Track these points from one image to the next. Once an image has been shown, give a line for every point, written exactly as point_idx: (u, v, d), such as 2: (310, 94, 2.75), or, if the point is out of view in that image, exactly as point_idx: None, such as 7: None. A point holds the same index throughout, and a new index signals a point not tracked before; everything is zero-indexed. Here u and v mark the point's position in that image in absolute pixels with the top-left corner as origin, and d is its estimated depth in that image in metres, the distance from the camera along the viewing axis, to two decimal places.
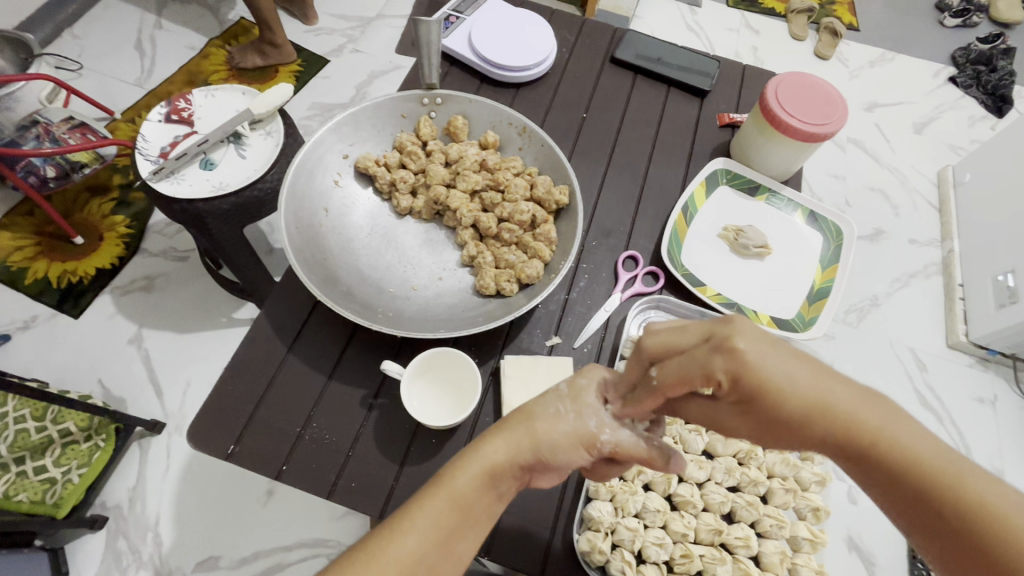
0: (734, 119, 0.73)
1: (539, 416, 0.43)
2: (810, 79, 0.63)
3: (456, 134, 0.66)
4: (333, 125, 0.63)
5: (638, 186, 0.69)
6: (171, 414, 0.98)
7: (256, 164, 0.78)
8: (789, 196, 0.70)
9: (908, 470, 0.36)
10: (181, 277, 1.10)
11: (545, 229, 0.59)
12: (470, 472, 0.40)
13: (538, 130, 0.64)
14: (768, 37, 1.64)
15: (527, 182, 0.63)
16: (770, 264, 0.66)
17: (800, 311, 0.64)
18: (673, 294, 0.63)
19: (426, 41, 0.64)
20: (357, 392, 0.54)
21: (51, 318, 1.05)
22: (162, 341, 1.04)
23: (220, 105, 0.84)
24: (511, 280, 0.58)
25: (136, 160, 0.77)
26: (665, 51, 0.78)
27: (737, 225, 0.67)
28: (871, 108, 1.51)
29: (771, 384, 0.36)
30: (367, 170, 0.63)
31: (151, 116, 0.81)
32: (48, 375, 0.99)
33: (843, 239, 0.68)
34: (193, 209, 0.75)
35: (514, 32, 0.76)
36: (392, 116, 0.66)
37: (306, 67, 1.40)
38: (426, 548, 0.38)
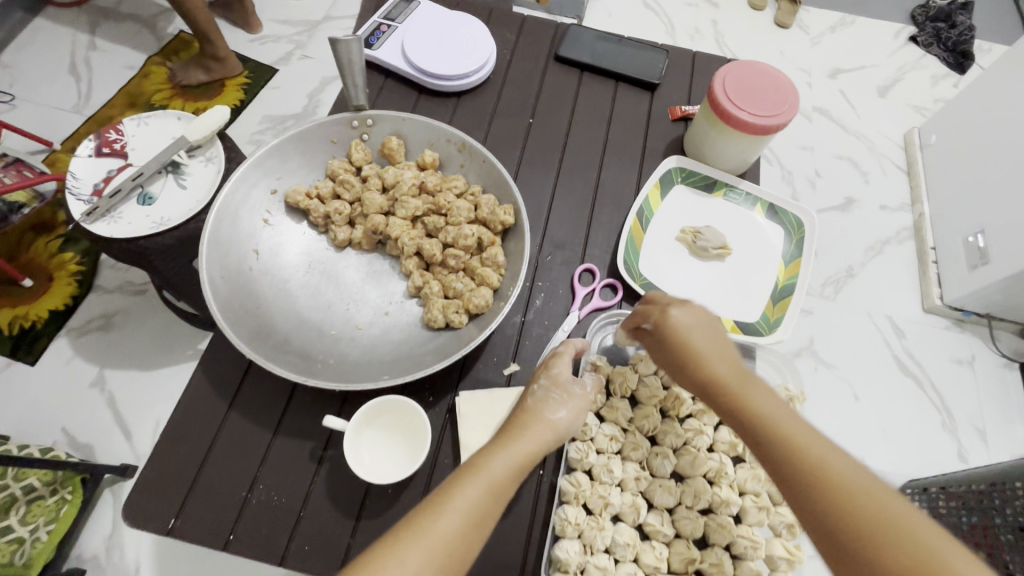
0: (687, 111, 0.70)
1: (548, 411, 0.50)
2: (759, 67, 0.60)
3: (392, 156, 0.64)
4: (256, 159, 0.60)
5: (590, 193, 0.67)
6: (142, 457, 0.95)
7: (198, 195, 0.74)
8: (747, 189, 0.68)
9: (772, 432, 0.44)
10: (140, 312, 1.06)
11: (491, 253, 0.58)
12: (502, 462, 0.45)
13: (477, 146, 0.62)
14: (728, 9, 1.61)
15: (471, 203, 0.61)
16: (731, 264, 0.64)
17: (764, 312, 0.63)
18: (634, 305, 0.62)
19: (348, 61, 0.62)
20: (307, 444, 0.55)
21: (6, 368, 1.00)
22: (126, 381, 1.00)
23: (154, 133, 0.79)
24: (459, 311, 0.56)
25: (68, 202, 0.72)
26: (610, 45, 0.75)
27: (695, 226, 0.65)
28: (834, 75, 1.49)
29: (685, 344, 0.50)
30: (300, 205, 0.61)
31: (79, 152, 0.76)
32: (10, 428, 0.95)
33: (805, 231, 0.66)
34: (134, 247, 0.71)
35: (449, 38, 0.72)
36: (321, 141, 0.64)
37: (254, 78, 1.35)
38: (471, 523, 0.41)
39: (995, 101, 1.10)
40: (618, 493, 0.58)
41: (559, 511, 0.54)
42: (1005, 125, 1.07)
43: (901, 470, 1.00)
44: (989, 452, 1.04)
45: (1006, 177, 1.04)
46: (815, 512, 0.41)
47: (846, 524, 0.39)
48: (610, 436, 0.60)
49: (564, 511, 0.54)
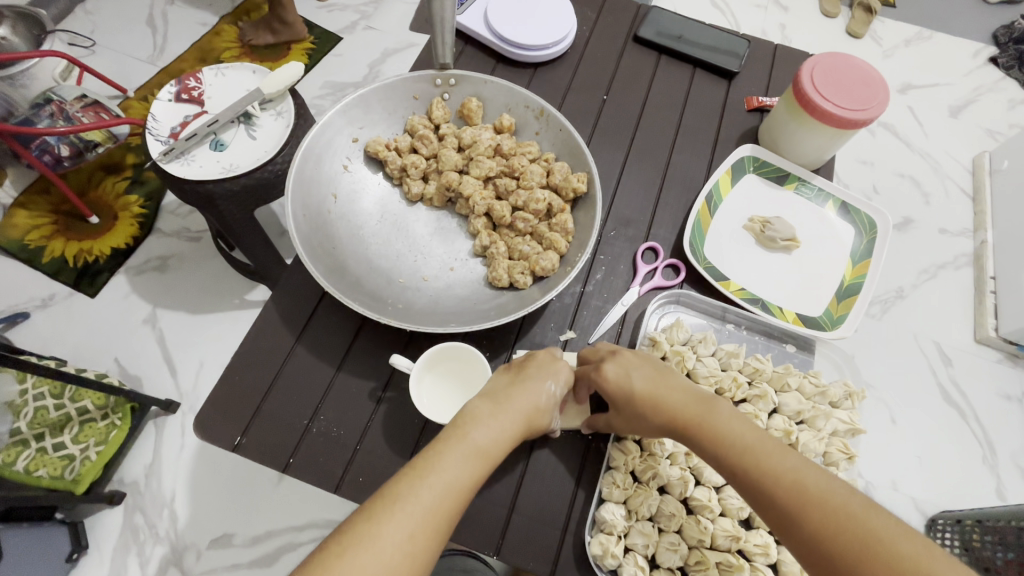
0: (763, 103, 0.70)
1: (527, 395, 0.51)
2: (847, 60, 0.59)
3: (470, 117, 0.66)
4: (342, 107, 0.63)
5: (659, 175, 0.67)
6: (185, 395, 0.99)
7: (267, 146, 0.77)
8: (820, 185, 0.68)
9: (732, 458, 0.47)
10: (195, 258, 1.10)
11: (561, 219, 0.60)
12: (458, 464, 0.45)
13: (556, 114, 0.64)
14: (798, 14, 1.57)
15: (544, 169, 0.63)
16: (798, 257, 0.64)
17: (827, 308, 0.62)
18: (695, 287, 0.63)
19: (439, 19, 0.62)
20: (366, 383, 0.59)
21: (68, 297, 1.06)
22: (176, 322, 1.05)
23: (230, 84, 0.82)
24: (525, 272, 0.59)
25: (147, 141, 0.75)
26: (689, 28, 0.75)
27: (764, 216, 0.65)
28: (904, 90, 1.45)
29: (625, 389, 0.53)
30: (378, 154, 0.64)
31: (160, 96, 0.79)
32: (67, 353, 1.01)
33: (877, 232, 0.65)
34: (204, 190, 0.74)
35: (531, 8, 0.73)
36: (404, 97, 0.67)
37: (319, 44, 1.38)
38: (458, 494, 0.43)
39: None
40: (668, 466, 0.59)
41: (607, 477, 0.57)
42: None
43: (934, 500, 0.97)
44: None
45: None
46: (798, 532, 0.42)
47: (824, 536, 0.41)
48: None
49: (612, 476, 0.57)
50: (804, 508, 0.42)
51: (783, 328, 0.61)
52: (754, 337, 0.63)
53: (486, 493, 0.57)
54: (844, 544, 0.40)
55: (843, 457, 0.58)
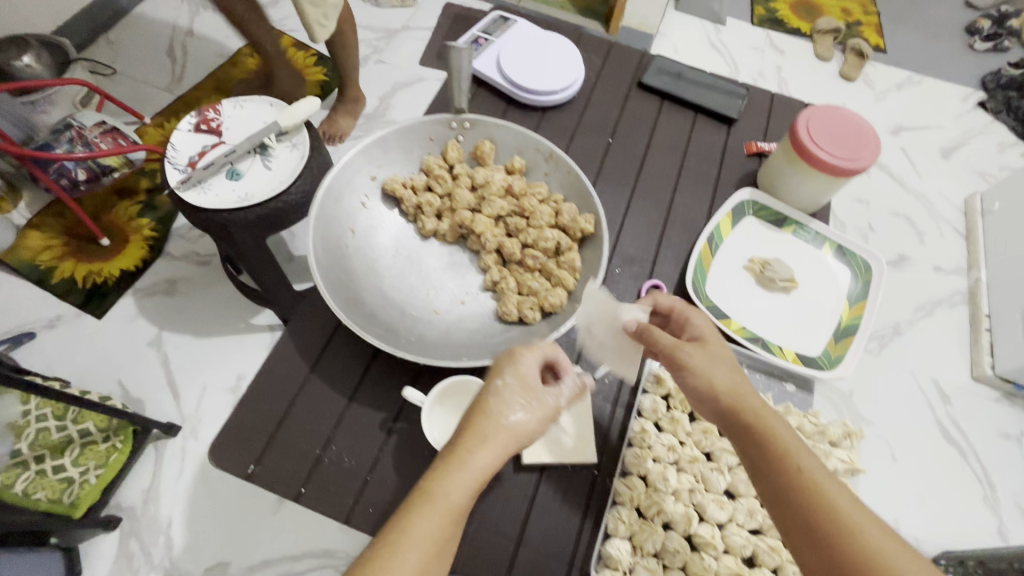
0: (760, 148, 0.82)
1: (507, 418, 0.55)
2: (843, 115, 0.69)
3: (483, 158, 0.77)
4: (363, 148, 0.74)
5: (661, 217, 0.77)
6: (187, 418, 0.99)
7: (282, 176, 0.79)
8: (816, 230, 0.77)
9: (763, 449, 0.53)
10: (202, 282, 1.12)
11: (569, 257, 0.70)
12: (452, 495, 0.49)
13: (563, 157, 0.75)
14: (793, 57, 1.64)
15: (552, 210, 0.73)
16: (796, 297, 0.73)
17: (827, 348, 0.71)
18: (696, 325, 0.70)
19: (456, 66, 0.74)
20: (378, 415, 0.68)
21: (75, 318, 1.07)
22: (181, 344, 1.06)
23: (248, 116, 0.84)
24: (533, 308, 0.68)
25: (165, 170, 0.78)
26: (683, 76, 0.87)
27: (763, 258, 0.74)
28: (897, 132, 1.50)
29: (688, 363, 0.58)
30: (396, 191, 0.75)
31: (180, 126, 0.82)
32: (71, 374, 1.01)
33: (872, 275, 0.75)
34: (218, 219, 0.76)
35: (539, 59, 0.85)
36: (421, 138, 0.78)
37: (332, 77, 1.43)
38: (449, 522, 0.49)
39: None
40: (673, 504, 0.67)
41: (612, 513, 0.65)
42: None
43: (935, 540, 0.96)
44: None
45: None
46: (796, 517, 0.50)
47: (823, 527, 0.48)
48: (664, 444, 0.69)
49: (617, 513, 0.65)
50: (812, 503, 0.49)
51: (784, 366, 0.69)
52: (757, 376, 0.70)
53: (495, 525, 0.65)
54: (835, 539, 0.47)
55: None
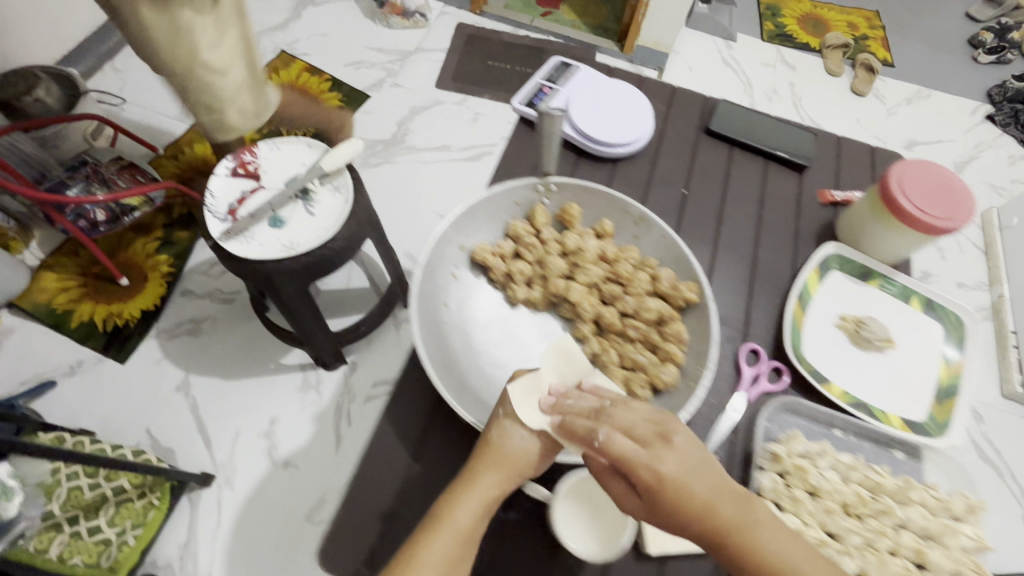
0: (832, 199, 0.99)
1: (506, 447, 0.66)
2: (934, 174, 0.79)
3: (570, 224, 0.85)
4: (457, 224, 0.82)
5: (745, 276, 0.94)
6: (221, 466, 0.95)
7: (327, 223, 0.76)
8: (900, 283, 0.93)
9: (757, 564, 0.51)
10: (228, 321, 1.09)
11: (675, 327, 0.78)
12: (464, 513, 0.61)
13: (655, 224, 0.83)
14: (804, 73, 1.65)
15: (649, 278, 0.82)
16: (890, 352, 0.88)
17: (930, 410, 0.85)
18: (799, 388, 0.86)
19: (548, 131, 0.79)
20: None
21: (96, 364, 1.03)
22: (210, 388, 1.02)
23: (286, 157, 0.82)
24: (646, 382, 0.76)
25: (205, 219, 0.75)
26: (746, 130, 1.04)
27: (856, 317, 0.89)
28: (910, 147, 1.51)
29: (669, 487, 0.54)
30: (485, 261, 0.82)
31: (217, 172, 0.80)
32: (95, 424, 0.97)
33: (960, 330, 0.90)
34: (263, 269, 0.73)
35: (608, 111, 1.02)
36: (510, 206, 0.87)
37: (347, 102, 1.40)
38: (460, 539, 0.60)
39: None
40: None
41: None
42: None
43: None
44: None
45: None
46: None
47: None
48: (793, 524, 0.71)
49: None
50: None
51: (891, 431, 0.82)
52: (864, 441, 0.82)
53: None
54: None
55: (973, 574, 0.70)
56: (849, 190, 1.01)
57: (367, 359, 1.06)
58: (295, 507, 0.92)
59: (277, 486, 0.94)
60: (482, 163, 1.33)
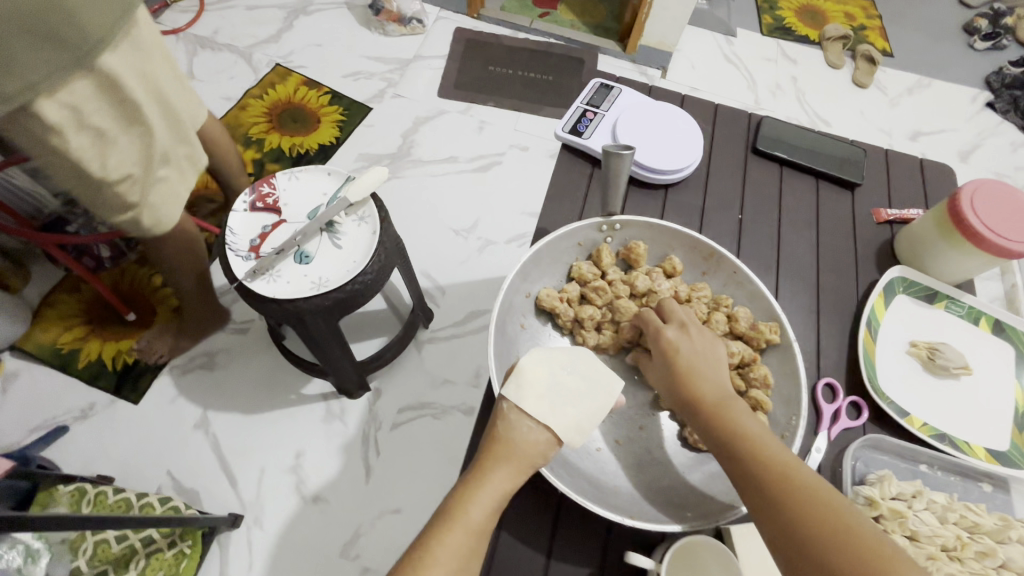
0: (890, 216, 0.84)
1: (519, 439, 0.55)
2: (990, 194, 0.70)
3: (637, 261, 0.74)
4: (522, 270, 0.71)
5: (814, 301, 0.78)
6: (248, 506, 0.92)
7: (355, 255, 0.73)
8: (968, 302, 0.76)
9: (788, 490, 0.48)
10: (243, 352, 1.06)
11: (760, 372, 0.66)
12: (479, 506, 0.52)
13: (726, 256, 0.72)
14: (806, 66, 1.64)
15: (725, 316, 0.71)
16: (966, 381, 0.72)
17: (1015, 440, 0.69)
18: (878, 422, 0.70)
19: (614, 170, 0.64)
20: (582, 570, 0.69)
21: (109, 404, 0.99)
22: (229, 424, 0.99)
23: (306, 188, 0.79)
24: None
25: (227, 258, 0.72)
26: (798, 139, 0.90)
27: (928, 342, 0.73)
28: (915, 137, 1.51)
29: (694, 375, 0.58)
30: (553, 308, 0.72)
31: (235, 206, 0.76)
32: (113, 468, 0.94)
33: None
34: (293, 308, 0.70)
35: (651, 132, 0.88)
36: (571, 244, 0.75)
37: (348, 116, 1.36)
38: (473, 533, 0.51)
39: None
40: None
41: None
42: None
43: None
44: None
45: None
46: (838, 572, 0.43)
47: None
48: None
49: None
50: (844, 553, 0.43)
51: (978, 467, 0.67)
52: (951, 477, 0.67)
53: None
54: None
55: None
56: (902, 207, 0.86)
57: (391, 384, 1.03)
58: (328, 544, 0.89)
59: (307, 523, 0.91)
60: (492, 174, 1.30)
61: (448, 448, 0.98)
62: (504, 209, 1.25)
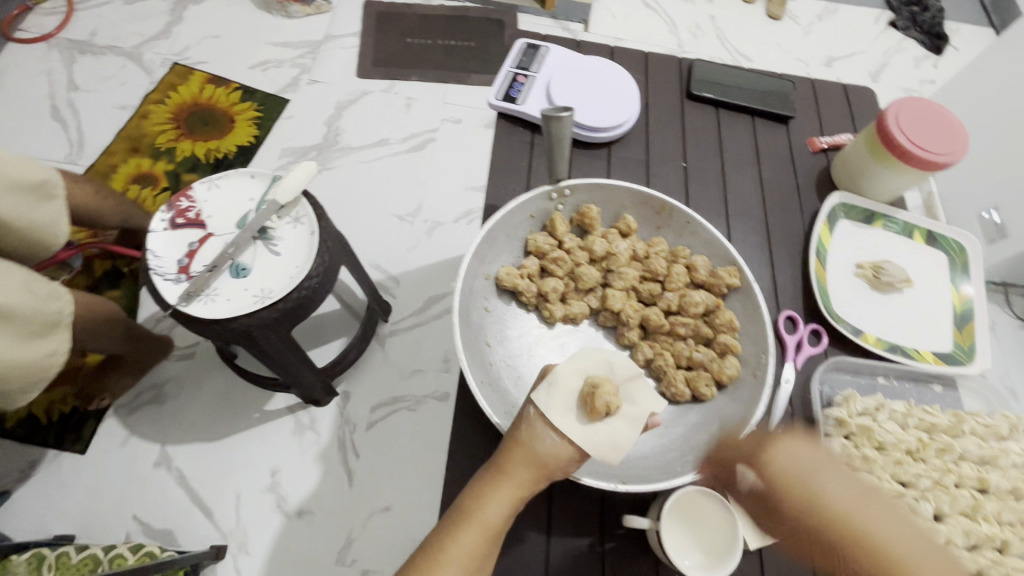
0: (824, 144, 0.86)
1: (536, 444, 0.57)
2: (911, 113, 0.73)
3: (591, 224, 0.73)
4: (476, 253, 0.68)
5: (764, 237, 0.80)
6: (230, 534, 0.88)
7: (297, 260, 0.69)
8: (902, 219, 0.81)
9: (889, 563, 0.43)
10: (193, 380, 0.99)
11: (725, 316, 0.68)
12: (494, 506, 0.56)
13: (678, 207, 0.72)
14: (721, 4, 1.65)
15: (684, 267, 0.72)
16: (908, 293, 0.77)
17: (956, 340, 0.76)
18: (837, 345, 0.74)
19: (557, 134, 0.62)
20: (583, 540, 0.71)
21: (53, 458, 0.92)
22: (193, 455, 0.93)
23: (230, 196, 0.73)
24: (709, 383, 0.66)
25: (154, 284, 0.66)
26: (730, 78, 0.90)
27: (872, 262, 0.78)
28: (830, 63, 1.56)
29: (783, 473, 0.49)
30: (516, 287, 0.70)
31: (152, 226, 0.69)
32: (71, 524, 0.87)
33: (967, 252, 0.80)
34: (239, 327, 0.65)
35: (587, 88, 0.86)
36: (524, 219, 0.73)
37: (265, 111, 1.26)
38: (486, 532, 0.55)
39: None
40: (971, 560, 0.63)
41: None
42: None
43: None
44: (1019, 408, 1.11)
45: None
46: None
47: None
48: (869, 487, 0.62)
49: None
50: None
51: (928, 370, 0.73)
52: (906, 384, 0.73)
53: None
54: None
55: None
56: (833, 134, 0.88)
57: (359, 385, 1.00)
58: (321, 554, 0.87)
59: (296, 538, 0.88)
60: (427, 153, 1.25)
61: (428, 437, 0.96)
62: (445, 188, 1.21)
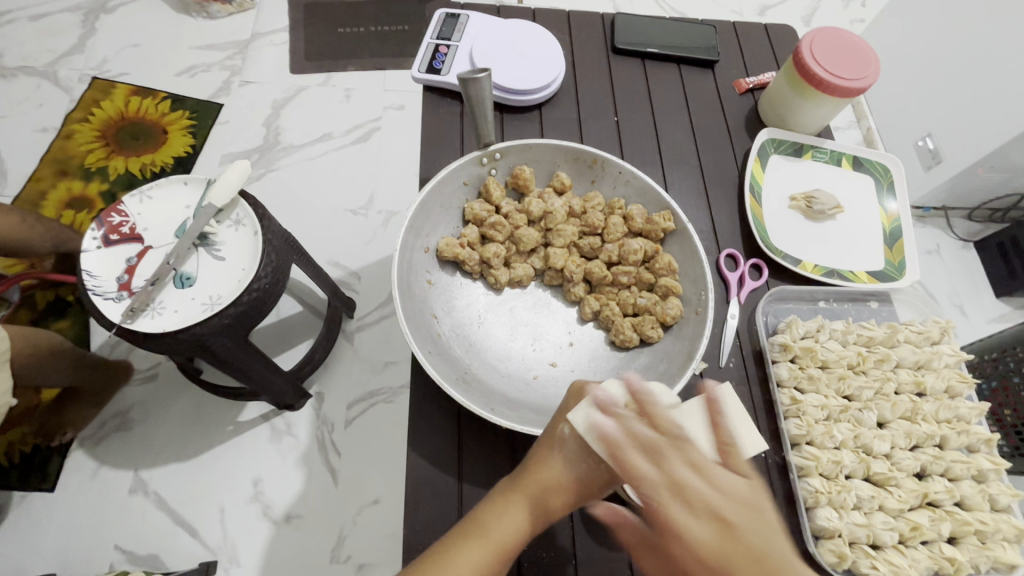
0: (749, 84, 0.87)
1: (566, 463, 0.49)
2: (824, 46, 0.74)
3: (525, 184, 0.72)
4: (411, 226, 0.66)
5: (700, 181, 0.80)
6: (218, 549, 0.87)
7: (242, 263, 0.67)
8: (830, 148, 0.84)
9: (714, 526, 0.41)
10: (157, 401, 0.97)
11: (664, 259, 0.68)
12: (510, 524, 0.48)
13: (609, 159, 0.71)
14: None
15: (621, 218, 0.72)
16: (841, 219, 0.79)
17: (888, 258, 0.78)
18: (779, 276, 0.76)
19: (477, 97, 0.62)
20: None
21: (21, 501, 0.89)
22: (168, 477, 0.91)
23: (163, 206, 0.70)
24: (656, 326, 0.66)
25: (94, 304, 0.63)
26: (653, 28, 0.89)
27: (804, 193, 0.80)
28: (763, 12, 1.58)
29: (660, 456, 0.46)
30: (457, 256, 0.68)
31: (85, 245, 0.66)
32: (50, 563, 0.85)
33: (890, 174, 0.84)
34: (190, 338, 0.63)
35: (512, 50, 0.83)
36: (457, 186, 0.71)
37: (198, 118, 1.22)
38: (495, 555, 0.47)
39: (911, 9, 1.19)
40: (911, 457, 0.67)
41: (863, 495, 0.64)
42: (935, 24, 1.14)
43: None
44: (965, 324, 1.17)
45: (947, 74, 1.13)
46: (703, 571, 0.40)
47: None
48: (819, 405, 0.66)
49: (860, 501, 0.64)
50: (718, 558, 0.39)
51: (862, 289, 0.76)
52: (844, 304, 0.77)
53: None
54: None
55: (963, 386, 0.73)
56: (758, 74, 0.89)
57: (331, 384, 0.99)
58: (314, 556, 0.87)
59: (286, 544, 0.87)
60: (371, 144, 1.22)
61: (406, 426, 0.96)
62: (394, 178, 1.19)
